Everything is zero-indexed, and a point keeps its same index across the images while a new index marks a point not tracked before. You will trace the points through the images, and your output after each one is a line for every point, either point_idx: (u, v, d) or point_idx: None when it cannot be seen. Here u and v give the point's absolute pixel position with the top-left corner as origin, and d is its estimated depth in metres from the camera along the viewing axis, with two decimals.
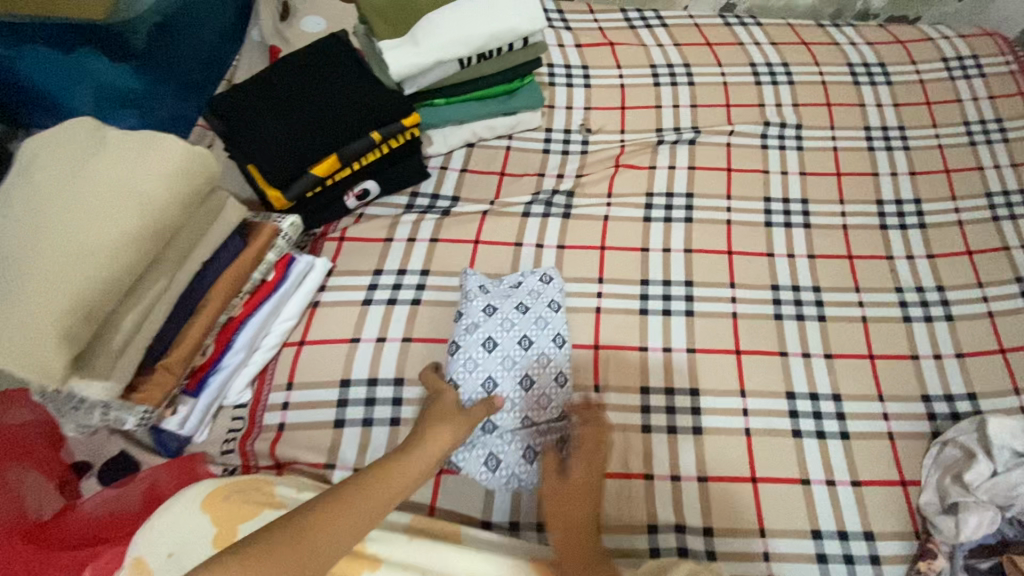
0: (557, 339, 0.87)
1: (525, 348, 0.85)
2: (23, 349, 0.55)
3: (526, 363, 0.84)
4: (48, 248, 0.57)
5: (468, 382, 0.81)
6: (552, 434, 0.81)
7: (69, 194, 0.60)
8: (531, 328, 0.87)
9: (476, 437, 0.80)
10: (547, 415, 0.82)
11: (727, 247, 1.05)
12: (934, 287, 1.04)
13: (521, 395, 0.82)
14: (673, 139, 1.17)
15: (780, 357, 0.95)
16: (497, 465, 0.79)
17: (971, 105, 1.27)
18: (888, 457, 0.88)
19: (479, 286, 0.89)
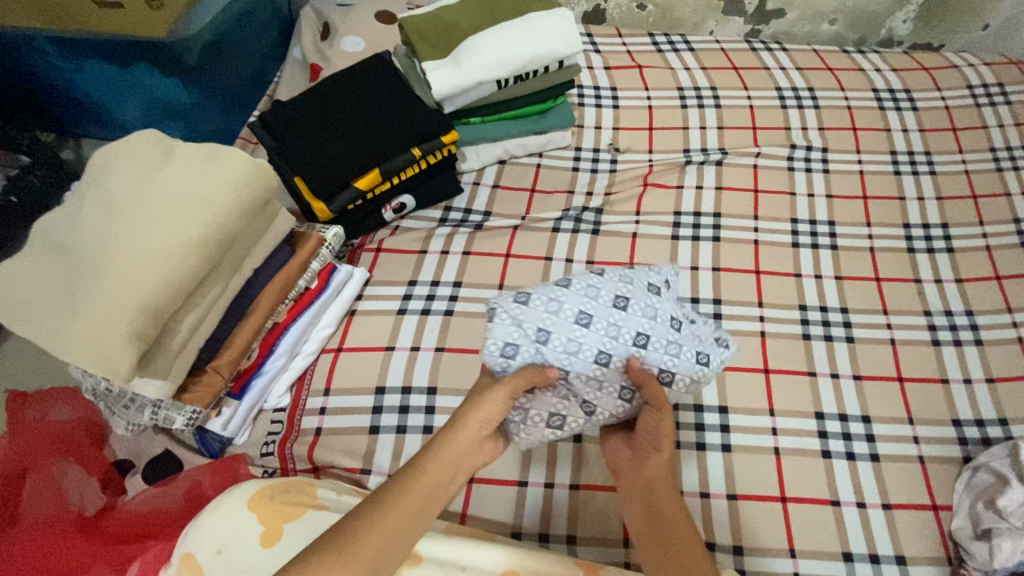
0: (665, 378, 0.72)
1: (639, 345, 0.72)
2: (98, 347, 0.59)
3: (619, 354, 0.71)
4: (120, 253, 0.61)
5: (576, 293, 0.72)
6: (554, 398, 0.73)
7: (140, 203, 0.64)
8: (660, 340, 0.72)
9: (529, 326, 0.70)
10: (580, 393, 0.72)
11: (755, 267, 1.07)
12: (963, 311, 1.04)
13: (586, 361, 0.71)
14: (700, 160, 1.19)
15: (809, 377, 0.95)
16: (511, 357, 0.70)
17: (997, 131, 1.29)
18: (919, 481, 0.88)
19: (664, 281, 0.76)
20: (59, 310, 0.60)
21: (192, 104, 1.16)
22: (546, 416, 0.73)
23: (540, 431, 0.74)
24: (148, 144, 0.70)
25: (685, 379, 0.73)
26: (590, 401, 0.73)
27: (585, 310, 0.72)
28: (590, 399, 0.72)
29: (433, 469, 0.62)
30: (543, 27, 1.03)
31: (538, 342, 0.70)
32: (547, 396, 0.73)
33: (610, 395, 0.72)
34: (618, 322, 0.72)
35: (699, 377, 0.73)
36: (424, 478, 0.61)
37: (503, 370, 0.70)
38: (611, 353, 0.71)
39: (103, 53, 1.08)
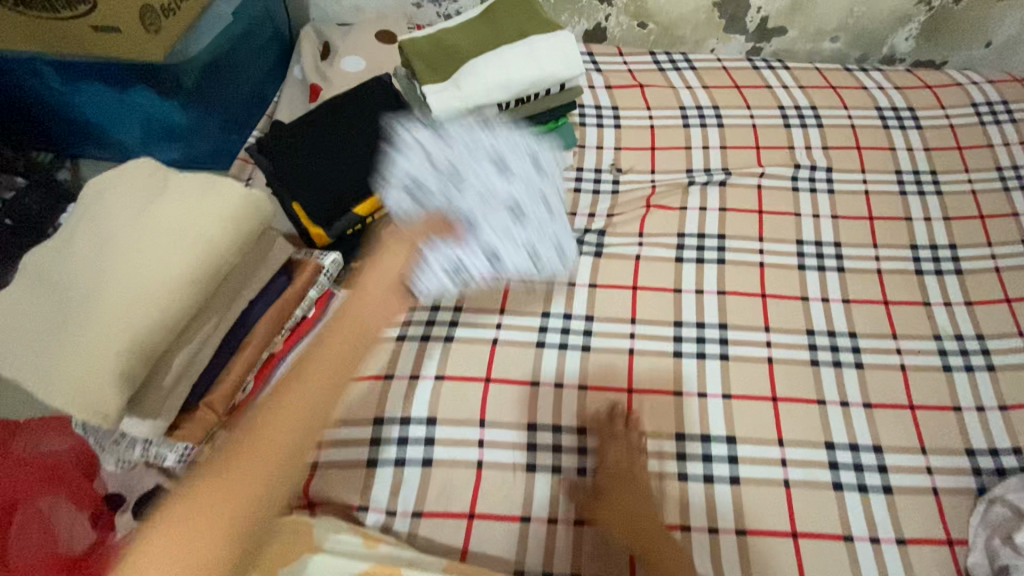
0: (535, 253, 0.88)
1: (538, 213, 0.89)
2: (83, 389, 0.57)
3: (523, 219, 0.86)
4: (112, 291, 0.60)
5: (495, 163, 0.86)
6: (455, 238, 0.79)
7: (132, 238, 0.62)
8: (538, 218, 0.89)
9: (428, 176, 0.81)
10: (477, 242, 0.81)
11: (761, 290, 1.05)
12: (974, 335, 1.02)
13: (492, 214, 0.82)
14: (704, 180, 1.18)
15: (818, 406, 0.93)
16: (412, 187, 0.81)
17: (1003, 150, 1.27)
18: (933, 514, 0.86)
19: (543, 168, 0.94)
20: (46, 351, 0.58)
21: (191, 125, 1.16)
22: (448, 265, 0.79)
23: (444, 280, 0.78)
24: (144, 174, 0.68)
25: (559, 254, 0.93)
26: (495, 254, 0.83)
27: (501, 177, 0.85)
28: (487, 244, 0.82)
29: (334, 339, 0.64)
30: (544, 48, 1.02)
31: (450, 184, 0.81)
32: (455, 245, 0.79)
33: (511, 255, 0.84)
34: (507, 190, 0.85)
35: (570, 249, 0.95)
36: (326, 350, 0.63)
37: (400, 207, 0.80)
38: (519, 215, 0.85)
39: (103, 77, 1.06)
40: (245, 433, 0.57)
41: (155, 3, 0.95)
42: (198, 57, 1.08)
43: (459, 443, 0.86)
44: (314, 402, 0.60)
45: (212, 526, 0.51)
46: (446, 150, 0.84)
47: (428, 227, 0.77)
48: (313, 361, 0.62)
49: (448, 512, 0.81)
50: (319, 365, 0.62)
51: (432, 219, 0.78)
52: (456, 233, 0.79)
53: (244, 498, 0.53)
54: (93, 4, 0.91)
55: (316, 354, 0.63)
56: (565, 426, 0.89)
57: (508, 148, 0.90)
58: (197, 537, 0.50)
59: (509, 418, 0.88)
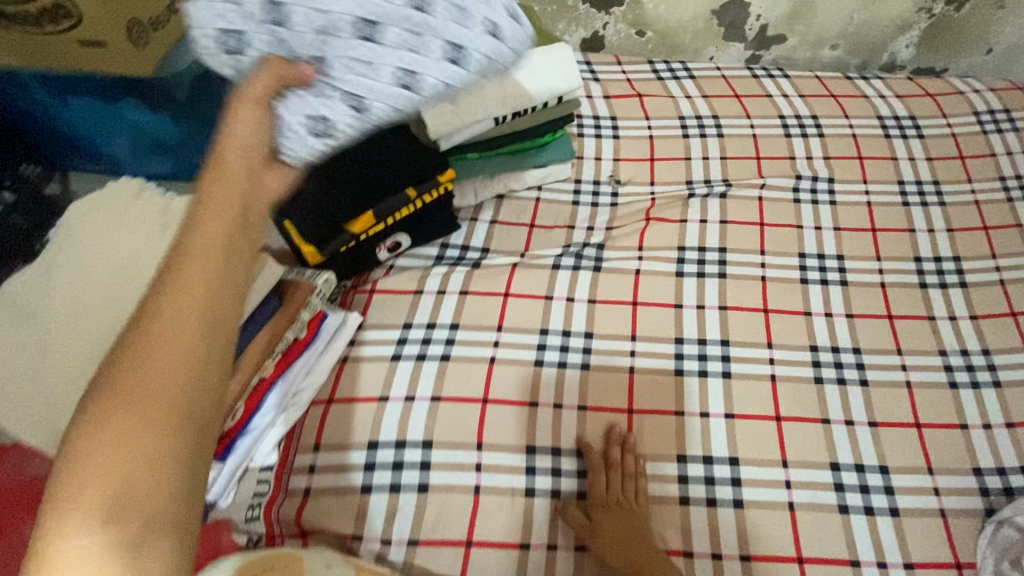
0: (434, 53, 0.61)
1: (410, 4, 0.59)
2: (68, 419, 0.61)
3: (387, 21, 0.59)
4: (96, 324, 0.64)
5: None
6: (309, 85, 0.60)
7: (114, 273, 0.66)
8: (415, 1, 0.59)
9: (239, 4, 0.57)
10: (339, 79, 0.59)
11: (763, 305, 1.03)
12: (979, 350, 1.01)
13: (342, 32, 0.58)
14: (703, 192, 1.16)
15: (822, 425, 0.91)
16: (226, 36, 0.59)
17: (1006, 159, 1.26)
18: (941, 536, 0.84)
19: None
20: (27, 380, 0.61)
21: (181, 139, 1.14)
22: (311, 121, 0.60)
23: (313, 140, 0.60)
24: (120, 210, 0.72)
25: (474, 53, 0.63)
26: (364, 91, 0.60)
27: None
28: (353, 77, 0.59)
29: (210, 213, 0.45)
30: (541, 61, 1.00)
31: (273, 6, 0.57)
32: (310, 93, 0.60)
33: (384, 84, 0.60)
34: None
35: (494, 54, 0.65)
36: (204, 229, 0.43)
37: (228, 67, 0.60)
38: (379, 22, 0.58)
39: (89, 89, 1.03)
40: (131, 350, 0.38)
41: (143, 16, 0.92)
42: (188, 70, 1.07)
43: (455, 467, 0.84)
44: (211, 290, 0.41)
45: (153, 480, 0.36)
46: None
47: (268, 78, 0.58)
48: (190, 247, 0.42)
49: (444, 539, 0.79)
50: (201, 245, 0.42)
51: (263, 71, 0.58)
52: (303, 76, 0.59)
53: (176, 435, 0.37)
54: (77, 18, 0.88)
55: (191, 236, 0.43)
56: (564, 449, 0.87)
57: None
58: (135, 501, 0.35)
59: (507, 440, 0.86)
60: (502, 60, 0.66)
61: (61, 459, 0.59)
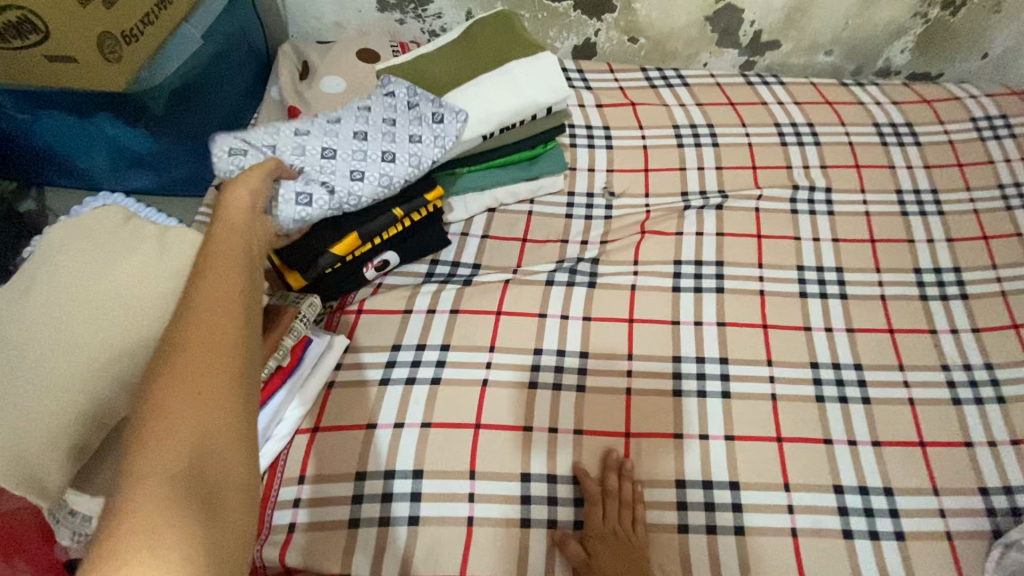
0: (389, 157, 0.85)
1: (361, 134, 0.86)
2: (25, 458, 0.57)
3: (340, 148, 0.84)
4: (70, 360, 0.61)
5: (296, 124, 0.86)
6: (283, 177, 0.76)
7: (85, 306, 0.64)
8: (377, 135, 0.86)
9: (252, 146, 0.81)
10: (316, 178, 0.80)
11: (762, 320, 1.00)
12: (982, 365, 0.99)
13: (312, 156, 0.82)
14: (699, 204, 1.13)
15: (825, 445, 0.89)
16: (235, 155, 0.78)
17: (1004, 166, 1.24)
18: (947, 560, 0.82)
19: (387, 92, 0.93)
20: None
21: (161, 153, 1.10)
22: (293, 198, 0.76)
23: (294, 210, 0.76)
24: (95, 237, 0.69)
25: (424, 158, 0.87)
26: (330, 181, 0.80)
27: (301, 129, 0.85)
28: (326, 178, 0.80)
29: (218, 252, 0.53)
30: (526, 76, 0.98)
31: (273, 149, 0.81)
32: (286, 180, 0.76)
33: (345, 179, 0.81)
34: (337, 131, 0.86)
35: (421, 154, 0.86)
36: (213, 266, 0.52)
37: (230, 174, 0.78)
38: (337, 149, 0.83)
39: (60, 104, 0.98)
40: (179, 364, 0.45)
41: (115, 30, 0.88)
42: (167, 82, 1.03)
43: (447, 497, 0.80)
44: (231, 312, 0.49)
45: (216, 443, 0.43)
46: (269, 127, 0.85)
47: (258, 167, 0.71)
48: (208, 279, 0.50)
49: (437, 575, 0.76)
50: (219, 278, 0.50)
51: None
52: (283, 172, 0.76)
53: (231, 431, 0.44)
54: (45, 33, 0.82)
55: (206, 276, 0.50)
56: (560, 476, 0.84)
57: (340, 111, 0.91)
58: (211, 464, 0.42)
59: (500, 467, 0.83)
60: (426, 154, 0.87)
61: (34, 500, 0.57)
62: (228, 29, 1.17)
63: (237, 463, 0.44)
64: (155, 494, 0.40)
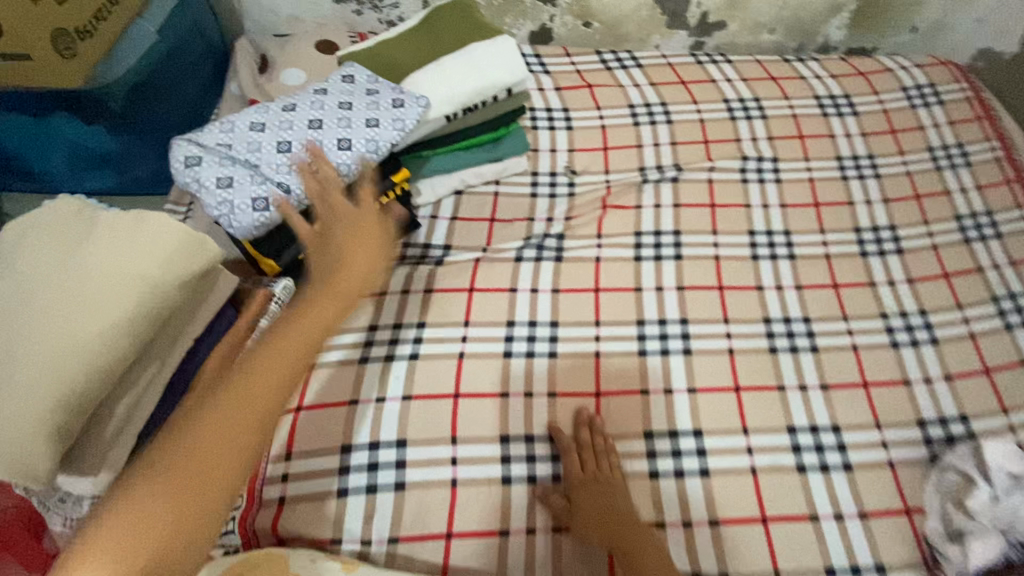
0: (345, 145, 0.85)
1: (315, 123, 0.86)
2: (21, 447, 0.57)
3: (296, 140, 0.84)
4: (58, 344, 0.59)
5: (251, 116, 0.86)
6: (246, 189, 0.80)
7: (65, 282, 0.62)
8: (332, 121, 0.86)
9: (209, 144, 0.82)
10: (271, 177, 0.81)
11: (718, 283, 1.07)
12: (917, 311, 1.08)
13: (269, 152, 0.82)
14: (656, 178, 1.20)
15: (778, 392, 0.96)
16: (195, 162, 0.80)
17: (933, 131, 1.35)
18: (890, 485, 0.90)
19: (344, 77, 0.92)
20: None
21: (121, 152, 1.10)
22: (250, 203, 0.79)
23: (251, 219, 0.79)
24: (68, 217, 0.66)
25: (382, 143, 0.86)
26: (286, 180, 0.81)
27: (257, 122, 0.85)
28: (282, 175, 0.81)
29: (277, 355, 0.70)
30: (485, 57, 1.01)
31: (229, 147, 0.82)
32: (249, 185, 0.80)
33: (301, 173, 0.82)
34: (290, 120, 0.86)
35: (377, 137, 0.86)
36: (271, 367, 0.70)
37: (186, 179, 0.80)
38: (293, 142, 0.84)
39: (15, 105, 0.98)
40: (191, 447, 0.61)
41: (69, 26, 0.88)
42: (125, 78, 1.04)
43: (432, 463, 0.84)
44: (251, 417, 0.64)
45: (181, 531, 0.58)
46: (223, 120, 0.85)
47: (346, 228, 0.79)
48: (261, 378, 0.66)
49: (425, 534, 0.80)
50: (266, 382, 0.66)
51: (223, 189, 0.79)
52: (244, 180, 0.80)
53: (188, 522, 0.59)
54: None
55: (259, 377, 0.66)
56: (537, 436, 0.89)
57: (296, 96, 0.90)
58: (156, 546, 0.57)
59: (481, 431, 0.88)
60: (383, 138, 0.86)
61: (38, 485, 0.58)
62: (184, 26, 1.17)
63: (184, 552, 0.58)
64: (109, 552, 0.55)
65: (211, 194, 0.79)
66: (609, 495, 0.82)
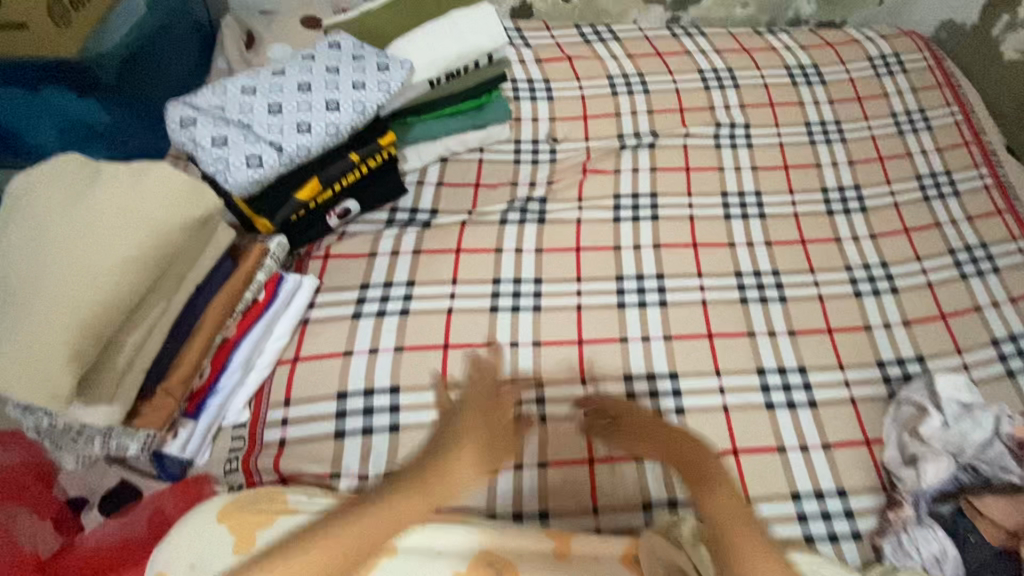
0: (333, 105, 0.88)
1: (304, 86, 0.89)
2: (42, 370, 0.61)
3: (286, 102, 0.88)
4: (70, 280, 0.63)
5: (243, 80, 0.90)
6: (240, 147, 0.84)
7: (77, 224, 0.65)
8: (320, 85, 0.90)
9: (204, 107, 0.86)
10: (263, 137, 0.85)
11: (692, 241, 1.13)
12: (879, 263, 1.14)
13: (260, 113, 0.86)
14: (634, 144, 1.25)
15: (748, 338, 1.02)
16: (189, 122, 0.85)
17: (897, 98, 1.41)
18: (852, 420, 0.96)
19: (331, 45, 0.96)
20: (13, 335, 0.62)
21: (110, 123, 1.10)
22: (243, 159, 0.83)
23: (246, 174, 0.83)
24: (70, 168, 0.70)
25: (369, 105, 0.90)
26: (278, 138, 0.85)
27: (249, 86, 0.89)
28: (274, 134, 0.85)
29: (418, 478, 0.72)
30: (465, 24, 1.08)
31: (222, 109, 0.86)
32: (243, 144, 0.84)
33: (292, 132, 0.86)
34: (280, 83, 0.90)
35: (364, 100, 0.90)
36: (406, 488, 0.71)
37: (182, 139, 0.85)
38: (283, 104, 0.88)
39: (8, 78, 0.99)
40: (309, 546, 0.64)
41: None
42: (112, 52, 1.07)
43: (424, 407, 0.89)
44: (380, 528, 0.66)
45: None
46: (216, 84, 0.89)
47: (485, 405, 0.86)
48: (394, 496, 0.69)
49: (419, 471, 0.85)
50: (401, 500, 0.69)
51: (218, 147, 0.83)
52: (238, 138, 0.84)
53: None
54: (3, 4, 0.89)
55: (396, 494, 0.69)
56: (523, 382, 0.94)
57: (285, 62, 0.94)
58: None
59: (470, 379, 0.93)
60: (369, 100, 0.90)
61: (58, 406, 0.62)
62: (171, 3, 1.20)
63: None
64: None
65: (206, 152, 0.83)
66: (689, 443, 0.79)
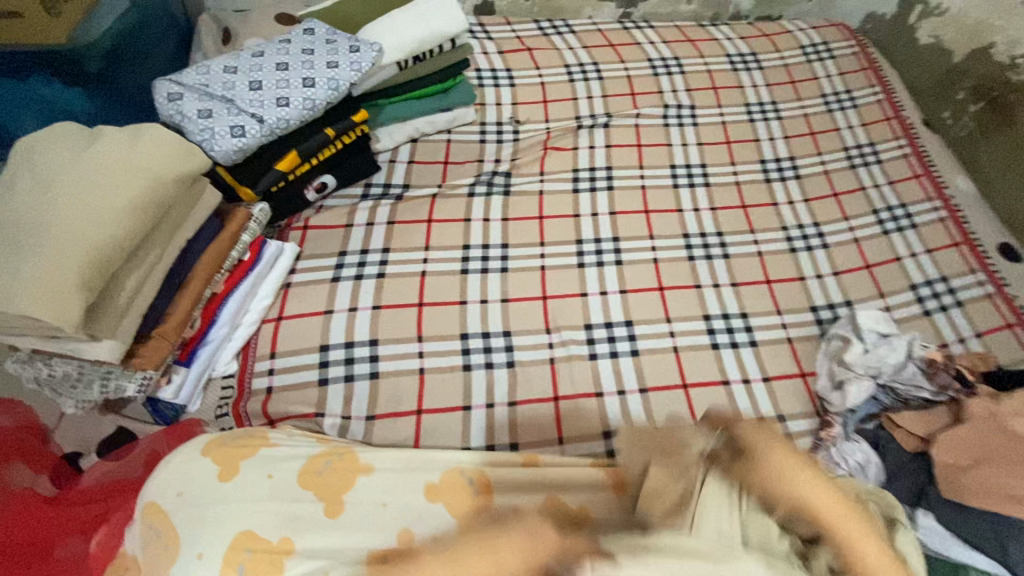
0: (309, 82, 0.97)
1: (283, 66, 0.98)
2: (52, 297, 0.67)
3: (266, 79, 0.96)
4: (78, 221, 0.70)
5: (225, 60, 0.98)
6: (225, 119, 0.92)
7: (81, 174, 0.73)
8: (297, 64, 0.98)
9: (189, 84, 0.94)
10: (246, 110, 0.93)
11: (644, 208, 1.24)
12: (812, 224, 1.27)
13: (242, 89, 0.94)
14: (590, 124, 1.36)
15: (695, 290, 1.13)
16: (177, 97, 0.92)
17: (826, 80, 1.56)
18: (788, 356, 1.07)
19: (306, 30, 1.05)
20: (21, 270, 0.68)
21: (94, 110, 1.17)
22: (229, 130, 0.91)
23: (231, 144, 0.91)
24: (69, 132, 0.77)
25: (343, 82, 0.99)
26: (259, 111, 0.93)
27: (231, 66, 0.97)
28: (255, 108, 0.93)
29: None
30: (428, 11, 1.16)
31: (206, 85, 0.94)
32: (227, 116, 0.92)
33: (272, 106, 0.94)
34: (260, 63, 0.98)
35: (338, 77, 0.98)
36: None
37: (169, 113, 0.92)
38: (263, 80, 0.96)
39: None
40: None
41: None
42: (98, 42, 1.13)
43: (400, 357, 0.97)
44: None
45: None
46: (200, 64, 0.97)
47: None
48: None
49: (398, 412, 0.93)
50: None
51: (203, 119, 0.91)
52: (222, 111, 0.92)
53: None
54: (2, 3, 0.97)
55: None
56: (493, 333, 1.03)
57: (264, 45, 1.02)
58: None
59: (443, 331, 1.01)
60: (343, 78, 0.99)
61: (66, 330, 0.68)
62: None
63: None
64: None
65: (193, 122, 0.91)
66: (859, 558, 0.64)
